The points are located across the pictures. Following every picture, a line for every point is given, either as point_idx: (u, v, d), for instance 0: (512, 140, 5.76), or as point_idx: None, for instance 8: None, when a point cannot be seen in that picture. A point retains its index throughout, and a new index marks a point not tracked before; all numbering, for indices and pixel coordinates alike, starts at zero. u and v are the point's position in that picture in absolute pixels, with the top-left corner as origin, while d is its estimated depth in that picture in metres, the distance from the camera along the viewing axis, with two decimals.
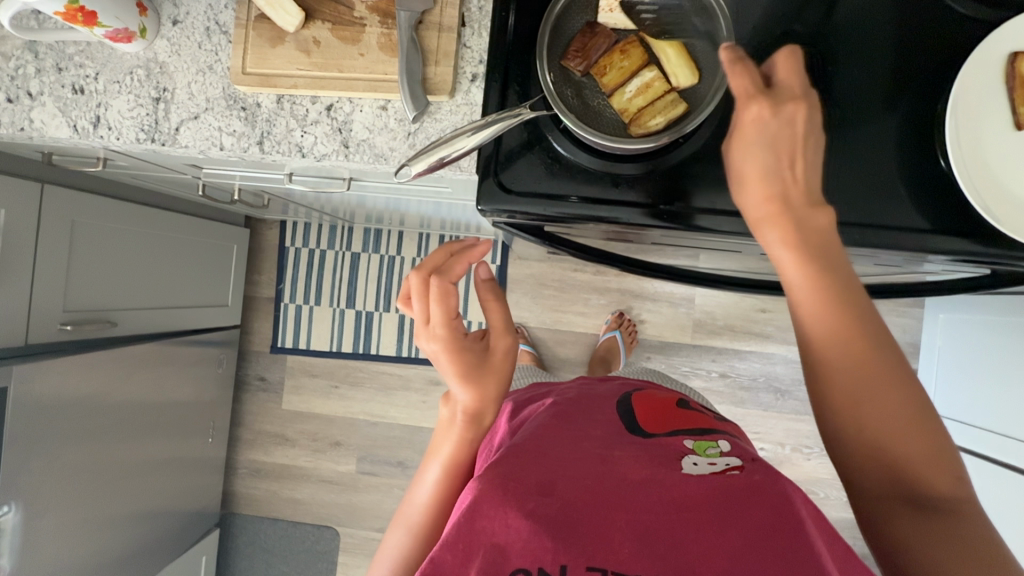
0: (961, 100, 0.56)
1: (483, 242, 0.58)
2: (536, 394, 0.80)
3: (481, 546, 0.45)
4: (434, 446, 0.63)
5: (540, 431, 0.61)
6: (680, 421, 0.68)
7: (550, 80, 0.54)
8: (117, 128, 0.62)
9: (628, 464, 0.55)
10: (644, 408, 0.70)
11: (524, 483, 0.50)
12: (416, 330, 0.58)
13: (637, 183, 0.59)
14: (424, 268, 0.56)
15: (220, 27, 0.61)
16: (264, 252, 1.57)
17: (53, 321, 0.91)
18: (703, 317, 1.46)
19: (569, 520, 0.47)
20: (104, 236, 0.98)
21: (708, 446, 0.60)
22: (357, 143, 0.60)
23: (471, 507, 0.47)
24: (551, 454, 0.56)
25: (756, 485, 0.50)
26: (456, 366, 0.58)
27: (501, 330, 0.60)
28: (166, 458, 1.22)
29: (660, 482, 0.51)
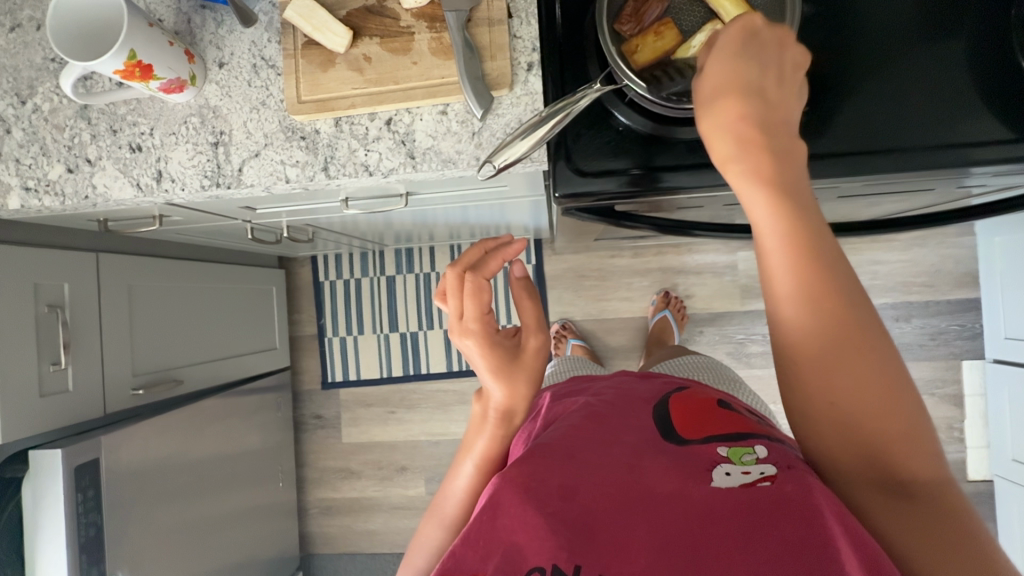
0: None
1: (518, 241, 0.58)
2: (578, 387, 0.75)
3: (496, 547, 0.43)
4: (467, 444, 0.61)
5: (570, 430, 0.56)
6: (724, 423, 0.58)
7: (610, 40, 0.53)
8: (180, 178, 0.62)
9: (658, 474, 0.49)
10: (681, 412, 0.61)
11: (547, 486, 0.47)
12: (450, 330, 0.56)
13: (710, 145, 0.58)
14: (460, 265, 0.55)
15: (267, 62, 0.61)
16: (299, 291, 1.58)
17: (126, 386, 0.91)
18: (750, 281, 1.44)
19: (591, 528, 0.44)
20: (158, 296, 0.99)
21: (744, 452, 0.51)
22: (423, 151, 0.59)
23: (492, 505, 0.46)
24: (578, 457, 0.51)
25: (788, 497, 0.43)
26: (489, 361, 0.56)
27: (532, 327, 0.58)
28: (244, 509, 1.21)
29: (689, 496, 0.46)
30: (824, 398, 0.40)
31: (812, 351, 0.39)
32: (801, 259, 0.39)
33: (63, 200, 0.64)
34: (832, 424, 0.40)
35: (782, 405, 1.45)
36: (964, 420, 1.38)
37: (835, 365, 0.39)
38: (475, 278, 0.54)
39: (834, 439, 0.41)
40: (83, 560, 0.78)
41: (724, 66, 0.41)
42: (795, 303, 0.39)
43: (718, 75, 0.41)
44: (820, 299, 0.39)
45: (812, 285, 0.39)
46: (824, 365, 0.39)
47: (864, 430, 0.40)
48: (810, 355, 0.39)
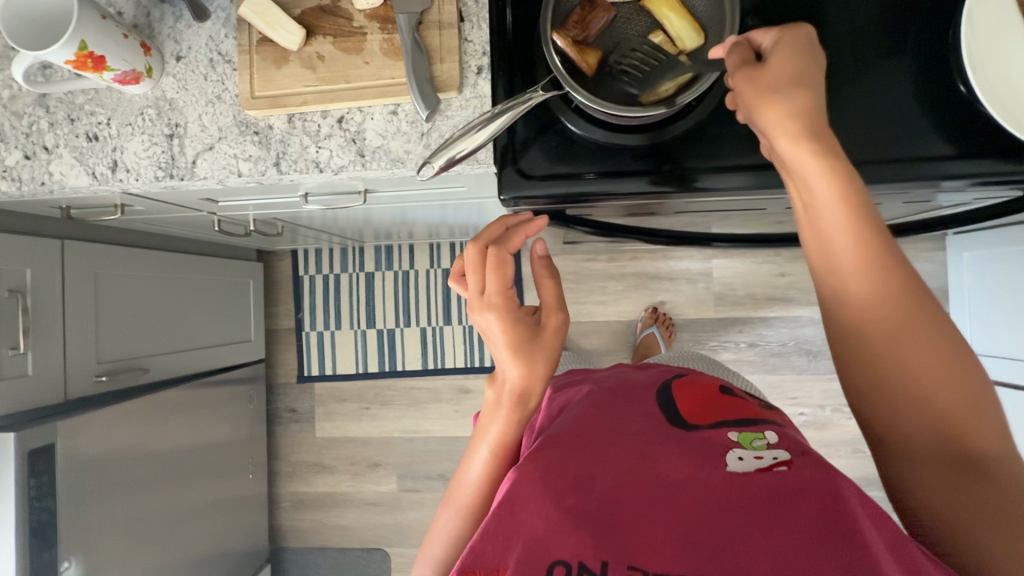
0: (975, 21, 0.55)
1: (540, 221, 0.61)
2: (570, 380, 0.75)
3: (519, 538, 0.44)
4: (479, 429, 0.60)
5: (581, 420, 0.57)
6: (726, 410, 0.60)
7: (558, 59, 0.54)
8: (135, 169, 0.63)
9: (670, 460, 0.50)
10: (686, 398, 0.63)
11: (564, 476, 0.48)
12: (470, 305, 0.58)
13: (653, 153, 0.59)
14: (481, 239, 0.57)
15: (223, 57, 0.62)
16: (278, 284, 1.58)
17: (89, 373, 0.91)
18: (723, 289, 1.46)
19: (609, 518, 0.45)
20: (126, 285, 0.99)
21: (754, 436, 0.53)
22: (373, 150, 0.60)
23: (509, 497, 0.46)
24: (590, 446, 0.52)
25: (803, 483, 0.46)
26: (508, 337, 0.56)
27: (553, 305, 0.59)
28: (210, 501, 1.22)
29: (704, 481, 0.47)
30: (902, 371, 0.43)
31: (882, 316, 0.43)
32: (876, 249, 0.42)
33: (20, 186, 0.65)
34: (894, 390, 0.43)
35: None
36: None
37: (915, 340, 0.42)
38: (497, 252, 0.56)
39: (917, 426, 0.42)
40: (33, 544, 0.78)
41: (788, 64, 0.44)
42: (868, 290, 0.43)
43: (783, 75, 0.43)
44: (889, 271, 0.42)
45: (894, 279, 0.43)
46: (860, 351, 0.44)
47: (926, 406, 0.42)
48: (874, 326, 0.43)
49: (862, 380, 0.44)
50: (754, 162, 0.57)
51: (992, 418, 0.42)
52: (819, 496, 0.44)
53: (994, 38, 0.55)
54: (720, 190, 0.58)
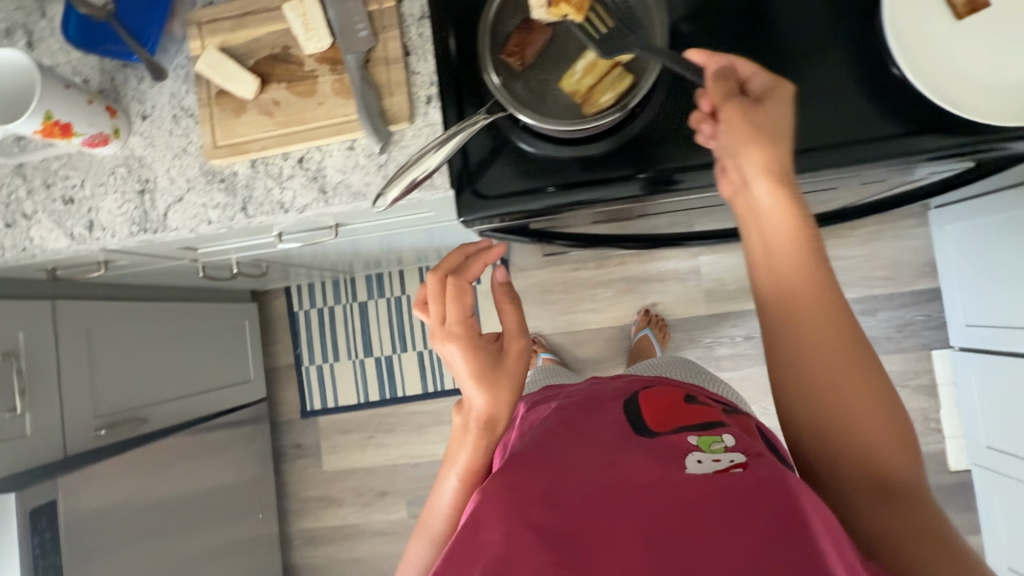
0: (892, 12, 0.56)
1: (499, 245, 0.60)
2: (542, 399, 0.73)
3: (479, 560, 0.42)
4: (449, 457, 0.61)
5: (546, 433, 0.56)
6: (692, 413, 0.61)
7: (496, 82, 0.56)
8: (110, 227, 0.65)
9: (635, 465, 0.50)
10: (651, 403, 0.63)
11: (528, 493, 0.47)
12: (432, 335, 0.57)
13: (605, 162, 0.60)
14: (440, 269, 0.57)
15: (186, 111, 0.65)
16: (274, 322, 1.61)
17: (88, 427, 0.94)
18: (713, 285, 1.46)
19: (574, 532, 0.44)
20: (120, 338, 1.02)
21: (713, 440, 0.54)
22: (334, 186, 0.62)
23: (473, 520, 0.45)
24: (554, 458, 0.52)
25: (762, 486, 0.45)
26: (470, 365, 0.56)
27: (514, 332, 0.59)
28: (220, 544, 1.22)
29: (669, 485, 0.47)
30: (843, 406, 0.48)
31: (823, 341, 0.49)
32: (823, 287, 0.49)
33: (3, 254, 0.67)
34: (835, 414, 0.48)
35: (755, 406, 1.45)
36: (937, 410, 1.39)
37: (845, 360, 0.49)
38: (456, 283, 0.56)
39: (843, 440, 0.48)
40: None
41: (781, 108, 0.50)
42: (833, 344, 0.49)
43: (775, 118, 0.50)
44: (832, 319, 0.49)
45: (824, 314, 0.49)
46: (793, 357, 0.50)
47: (862, 431, 0.48)
48: (819, 346, 0.49)
49: (831, 425, 0.49)
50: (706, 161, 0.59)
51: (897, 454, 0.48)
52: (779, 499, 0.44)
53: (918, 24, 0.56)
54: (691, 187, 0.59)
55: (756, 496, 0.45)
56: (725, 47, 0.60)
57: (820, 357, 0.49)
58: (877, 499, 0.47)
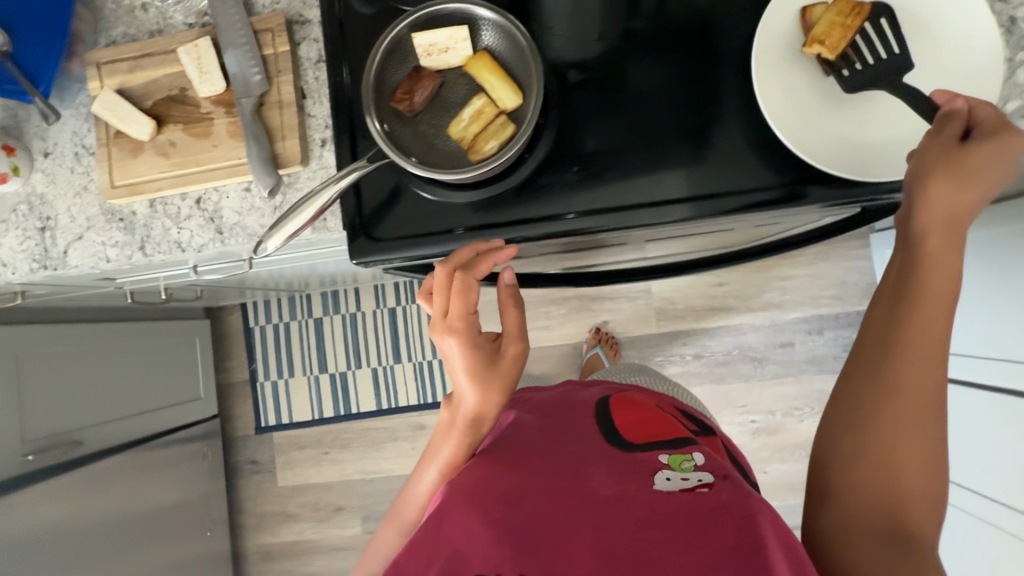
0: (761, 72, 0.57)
1: (511, 247, 0.58)
2: (518, 401, 0.79)
3: (439, 553, 0.49)
4: (433, 448, 0.64)
5: (523, 447, 0.64)
6: (662, 428, 0.68)
7: (378, 130, 0.56)
8: (11, 263, 0.66)
9: (600, 480, 0.58)
10: (624, 415, 0.71)
11: (492, 495, 0.55)
12: (433, 326, 0.58)
13: (497, 206, 0.62)
14: (450, 263, 0.56)
15: (87, 150, 0.65)
16: (230, 338, 1.61)
17: (17, 453, 0.94)
18: (664, 303, 1.48)
19: (529, 532, 0.51)
20: (54, 362, 1.02)
21: (683, 460, 0.60)
22: (230, 227, 0.63)
23: (437, 517, 0.52)
24: (526, 468, 0.60)
25: (721, 503, 0.52)
26: (467, 363, 0.58)
27: (513, 335, 0.61)
28: (162, 564, 1.22)
29: (629, 500, 0.55)
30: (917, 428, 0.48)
31: (926, 351, 0.49)
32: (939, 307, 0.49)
33: None
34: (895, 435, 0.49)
35: None
36: None
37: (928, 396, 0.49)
38: (464, 278, 0.56)
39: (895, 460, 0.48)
40: None
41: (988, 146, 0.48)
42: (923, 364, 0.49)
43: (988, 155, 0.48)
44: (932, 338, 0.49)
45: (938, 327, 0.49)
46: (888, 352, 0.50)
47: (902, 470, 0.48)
48: (916, 354, 0.49)
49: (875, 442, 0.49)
50: (593, 207, 0.61)
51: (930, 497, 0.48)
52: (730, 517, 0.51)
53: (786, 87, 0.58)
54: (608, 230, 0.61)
55: (718, 511, 0.51)
56: (609, 96, 0.62)
57: (914, 373, 0.49)
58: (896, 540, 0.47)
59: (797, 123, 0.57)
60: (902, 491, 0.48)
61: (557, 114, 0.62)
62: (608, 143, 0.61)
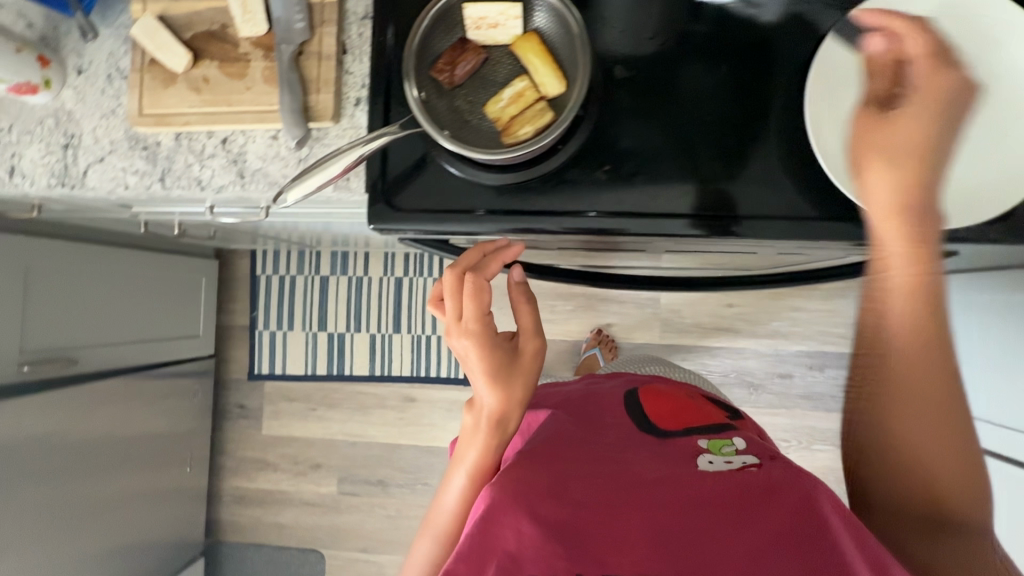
0: (815, 98, 0.54)
1: (517, 244, 0.60)
2: (544, 391, 0.79)
3: (496, 555, 0.47)
4: (457, 456, 0.62)
5: (558, 434, 0.65)
6: (694, 420, 0.71)
7: (414, 98, 0.55)
8: (30, 175, 0.65)
9: (643, 467, 0.59)
10: (656, 405, 0.73)
11: (536, 487, 0.53)
12: (449, 330, 0.58)
13: (523, 192, 0.60)
14: (459, 265, 0.57)
15: (120, 73, 0.64)
16: (236, 282, 1.61)
17: (12, 362, 0.95)
18: (670, 315, 1.47)
19: (578, 527, 0.51)
20: (60, 278, 1.03)
21: (723, 444, 0.63)
22: (252, 173, 0.62)
23: (485, 516, 0.49)
24: (566, 456, 0.60)
25: (773, 482, 0.54)
26: (485, 365, 0.57)
27: (530, 331, 0.60)
28: (137, 492, 1.25)
29: (677, 484, 0.56)
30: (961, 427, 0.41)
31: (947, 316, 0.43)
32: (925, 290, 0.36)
33: None
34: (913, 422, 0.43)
35: None
36: None
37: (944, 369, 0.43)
38: (475, 278, 0.56)
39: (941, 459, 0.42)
40: None
41: None
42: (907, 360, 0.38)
43: None
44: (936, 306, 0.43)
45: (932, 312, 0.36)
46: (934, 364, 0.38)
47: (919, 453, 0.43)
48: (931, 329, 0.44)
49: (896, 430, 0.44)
50: (621, 208, 0.59)
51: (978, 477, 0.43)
52: (787, 494, 0.53)
53: (846, 103, 0.53)
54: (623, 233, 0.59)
55: (772, 488, 0.53)
56: (654, 98, 0.60)
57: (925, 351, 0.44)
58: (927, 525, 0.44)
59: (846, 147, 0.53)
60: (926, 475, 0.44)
61: (597, 109, 0.60)
62: (646, 145, 0.59)
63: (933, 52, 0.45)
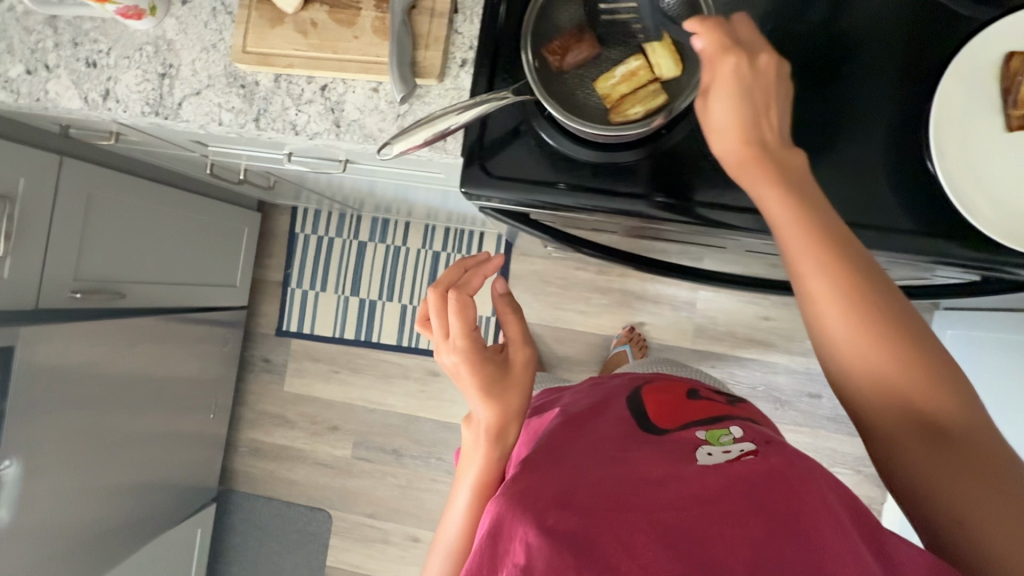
0: (944, 109, 0.54)
1: (497, 257, 0.60)
2: (549, 400, 0.78)
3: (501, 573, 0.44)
4: (461, 471, 0.62)
5: (555, 443, 0.60)
6: (691, 414, 0.66)
7: (532, 65, 0.55)
8: (124, 101, 0.65)
9: (645, 464, 0.53)
10: (657, 403, 0.69)
11: (541, 498, 0.49)
12: (437, 346, 0.58)
13: (621, 174, 0.59)
14: (440, 283, 0.56)
15: (225, 8, 0.64)
16: (274, 237, 1.62)
17: (64, 287, 0.96)
18: (704, 321, 1.46)
19: (590, 534, 0.45)
20: (118, 211, 1.03)
21: (721, 434, 0.60)
22: (348, 122, 0.62)
23: (494, 528, 0.47)
24: (568, 465, 0.54)
25: (774, 471, 0.49)
26: (477, 381, 0.57)
27: (519, 342, 0.61)
28: (165, 431, 1.26)
29: (680, 480, 0.49)
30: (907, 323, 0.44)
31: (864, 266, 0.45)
32: (809, 229, 0.45)
33: (18, 98, 0.67)
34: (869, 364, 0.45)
35: None
36: (882, 501, 1.39)
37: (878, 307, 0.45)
38: (458, 294, 0.55)
39: (884, 398, 0.44)
40: None
41: None
42: (828, 285, 0.44)
43: None
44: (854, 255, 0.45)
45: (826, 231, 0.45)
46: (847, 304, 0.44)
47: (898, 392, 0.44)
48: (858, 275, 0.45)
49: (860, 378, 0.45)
50: (723, 200, 0.58)
51: (961, 385, 0.44)
52: (792, 487, 0.47)
53: (969, 111, 0.54)
54: (680, 222, 0.59)
55: (772, 477, 0.48)
56: None
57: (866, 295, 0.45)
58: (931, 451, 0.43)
59: (965, 156, 0.54)
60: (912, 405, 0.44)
61: None
62: None
63: (732, 46, 0.47)
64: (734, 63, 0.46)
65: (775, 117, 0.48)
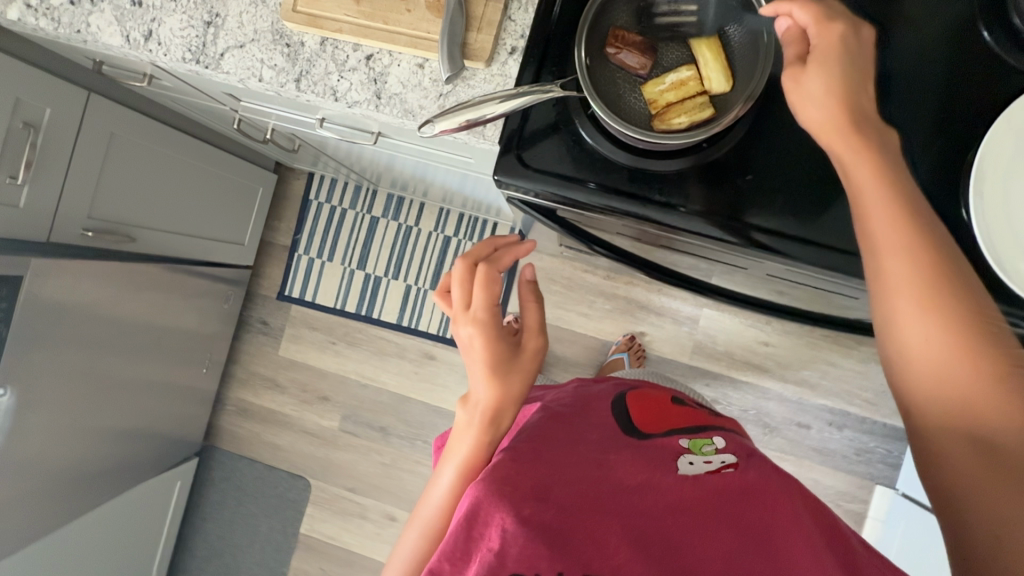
0: (988, 160, 0.54)
1: (528, 242, 0.62)
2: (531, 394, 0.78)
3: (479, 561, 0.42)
4: (448, 449, 0.60)
5: (539, 430, 0.58)
6: (673, 421, 0.67)
7: (584, 63, 0.55)
8: (166, 44, 0.65)
9: (624, 468, 0.53)
10: (639, 407, 0.69)
11: (520, 487, 0.47)
12: (455, 316, 0.58)
13: (653, 180, 0.59)
14: (471, 255, 0.58)
15: None
16: (286, 201, 1.61)
17: (76, 224, 0.96)
18: (704, 339, 1.47)
19: (564, 530, 0.46)
20: (138, 153, 1.03)
21: (704, 444, 0.60)
22: (390, 96, 0.62)
23: (470, 512, 0.45)
24: (546, 456, 0.52)
25: (751, 488, 0.53)
26: (486, 359, 0.57)
27: (534, 329, 0.60)
28: (158, 380, 1.26)
29: (658, 488, 0.52)
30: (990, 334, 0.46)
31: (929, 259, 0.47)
32: (896, 213, 0.48)
33: (57, 27, 0.66)
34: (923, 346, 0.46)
35: None
36: None
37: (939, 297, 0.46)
38: (488, 269, 0.57)
39: (933, 391, 0.46)
40: None
41: None
42: (904, 266, 0.47)
43: None
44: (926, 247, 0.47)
45: (912, 229, 0.47)
46: (926, 303, 0.46)
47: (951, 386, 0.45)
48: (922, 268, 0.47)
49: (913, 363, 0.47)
50: (752, 219, 0.58)
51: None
52: (763, 500, 0.52)
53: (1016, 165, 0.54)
54: (704, 235, 0.59)
55: (748, 495, 0.53)
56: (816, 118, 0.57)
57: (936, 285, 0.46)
58: (979, 452, 0.44)
59: (1009, 207, 0.54)
60: (962, 398, 0.45)
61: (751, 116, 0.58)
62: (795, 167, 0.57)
63: (832, 15, 0.51)
64: (825, 48, 0.50)
65: (870, 95, 0.51)
